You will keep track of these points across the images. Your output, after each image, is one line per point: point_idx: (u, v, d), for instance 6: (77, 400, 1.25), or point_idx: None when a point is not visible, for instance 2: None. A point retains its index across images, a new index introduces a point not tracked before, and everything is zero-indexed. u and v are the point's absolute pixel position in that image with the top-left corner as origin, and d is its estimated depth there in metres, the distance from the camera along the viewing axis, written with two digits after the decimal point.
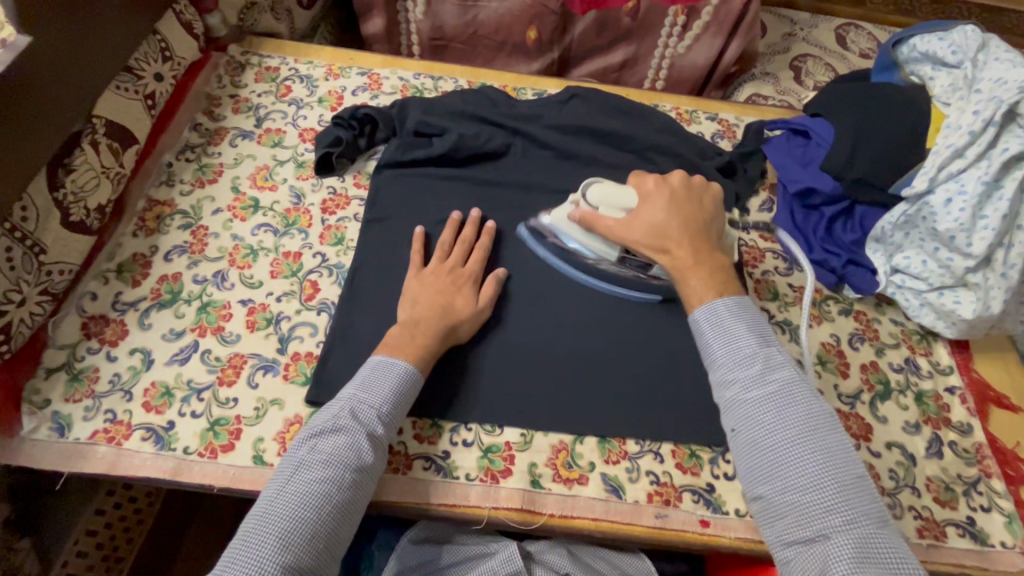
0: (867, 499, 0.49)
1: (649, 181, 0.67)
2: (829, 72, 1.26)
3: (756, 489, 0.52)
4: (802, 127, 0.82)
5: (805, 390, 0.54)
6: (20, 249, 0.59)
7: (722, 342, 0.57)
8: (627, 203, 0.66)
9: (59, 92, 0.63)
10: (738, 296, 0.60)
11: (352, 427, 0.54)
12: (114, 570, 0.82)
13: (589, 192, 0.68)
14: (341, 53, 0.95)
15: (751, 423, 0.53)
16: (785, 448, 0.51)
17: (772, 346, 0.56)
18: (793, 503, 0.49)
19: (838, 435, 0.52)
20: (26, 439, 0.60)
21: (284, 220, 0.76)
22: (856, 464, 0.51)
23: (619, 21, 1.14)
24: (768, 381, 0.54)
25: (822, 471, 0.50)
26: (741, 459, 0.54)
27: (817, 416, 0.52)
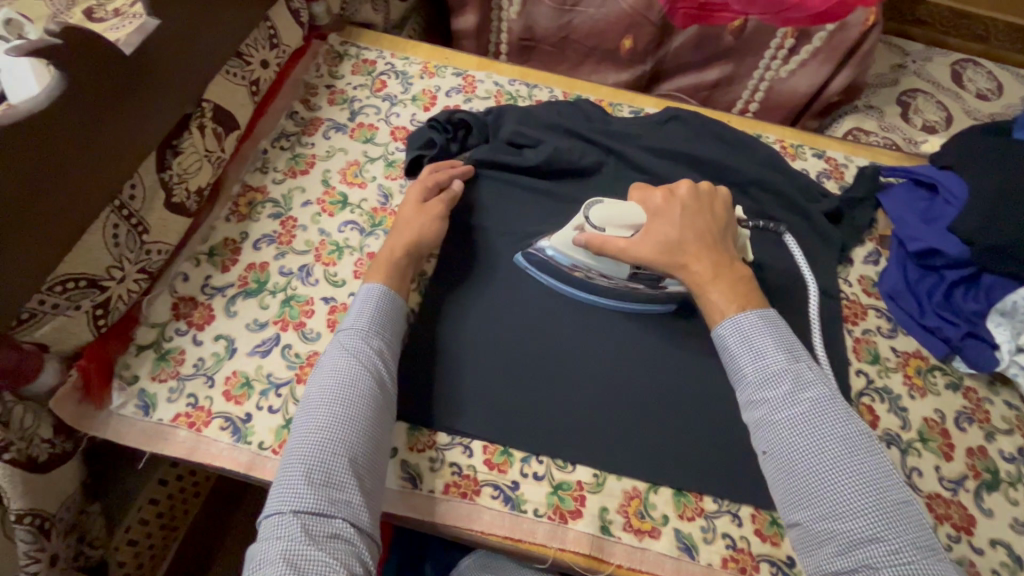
0: (914, 525, 0.47)
1: (658, 194, 0.65)
2: (942, 111, 1.16)
3: (792, 516, 0.51)
4: (928, 179, 0.77)
5: (837, 407, 0.52)
6: (125, 227, 0.60)
7: (749, 359, 0.56)
8: (634, 218, 0.64)
9: (176, 72, 0.63)
10: (763, 308, 0.59)
11: (353, 384, 0.54)
12: (170, 537, 0.83)
13: (590, 214, 0.65)
14: (438, 51, 0.93)
15: (783, 446, 0.52)
16: (820, 471, 0.50)
17: (801, 362, 0.55)
18: (832, 530, 0.48)
19: (877, 454, 0.50)
20: (113, 413, 0.61)
21: (370, 219, 0.75)
22: (898, 485, 0.49)
23: (721, 39, 1.05)
24: (799, 400, 0.53)
25: (860, 495, 0.48)
26: (776, 485, 0.53)
27: (853, 435, 0.51)
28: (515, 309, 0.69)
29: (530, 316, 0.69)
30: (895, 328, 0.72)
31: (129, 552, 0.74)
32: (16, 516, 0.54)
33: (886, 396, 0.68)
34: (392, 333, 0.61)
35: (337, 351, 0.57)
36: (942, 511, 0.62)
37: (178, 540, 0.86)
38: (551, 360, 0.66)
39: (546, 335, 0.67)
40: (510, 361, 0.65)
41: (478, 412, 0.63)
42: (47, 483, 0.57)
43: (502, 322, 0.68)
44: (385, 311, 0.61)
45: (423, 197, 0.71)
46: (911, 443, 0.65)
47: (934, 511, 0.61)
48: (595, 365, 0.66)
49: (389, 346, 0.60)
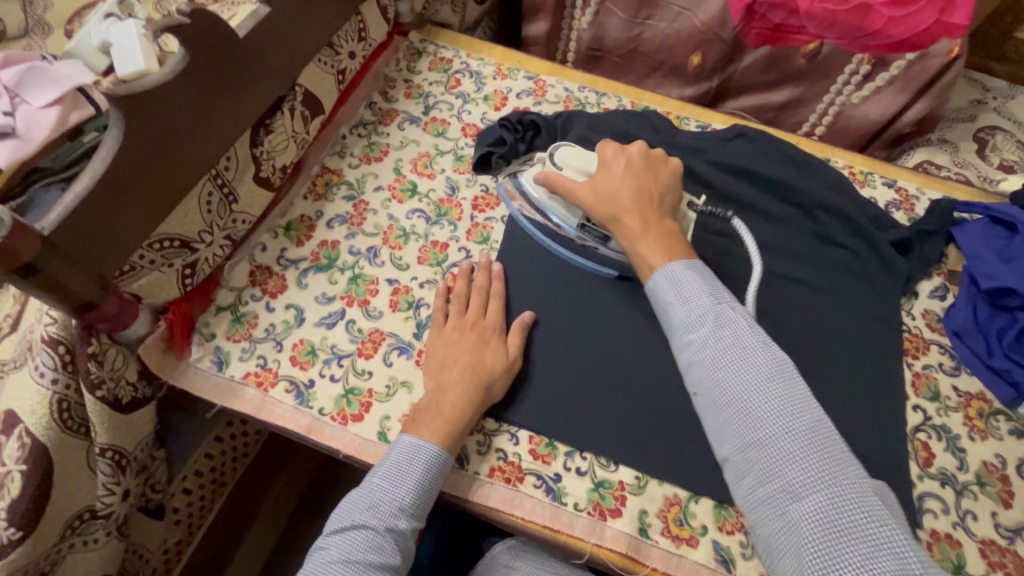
0: (828, 444, 0.51)
1: (611, 148, 0.70)
2: (1021, 150, 1.07)
3: (721, 451, 0.55)
4: (1008, 218, 0.74)
5: (756, 341, 0.56)
6: (218, 195, 0.65)
7: (677, 303, 0.60)
8: (588, 165, 0.69)
9: (280, 57, 0.68)
10: (691, 258, 0.63)
11: (371, 548, 0.52)
12: (219, 492, 0.87)
13: (554, 153, 0.70)
14: (512, 54, 0.96)
15: (707, 384, 0.56)
16: (741, 406, 0.54)
17: (724, 303, 0.59)
18: (755, 459, 0.52)
19: (791, 381, 0.54)
20: (190, 365, 0.66)
21: (436, 209, 0.78)
22: (812, 408, 0.53)
23: (793, 61, 1.04)
24: (719, 337, 0.57)
25: (778, 423, 0.52)
26: (708, 423, 0.57)
27: (770, 366, 0.55)
28: (569, 308, 0.70)
29: (584, 317, 0.70)
30: (958, 366, 0.70)
31: (181, 499, 0.78)
32: (101, 449, 0.59)
33: (943, 434, 0.66)
34: (428, 504, 0.57)
35: (366, 521, 0.54)
36: (995, 559, 0.60)
37: (225, 495, 0.90)
38: (600, 361, 0.67)
39: (599, 336, 0.68)
40: (558, 357, 0.67)
41: (526, 404, 0.64)
42: (128, 422, 0.62)
43: (557, 317, 0.69)
44: (429, 480, 0.56)
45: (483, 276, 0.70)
46: (967, 485, 0.63)
47: (987, 558, 0.60)
48: (643, 369, 0.66)
49: (419, 520, 0.56)
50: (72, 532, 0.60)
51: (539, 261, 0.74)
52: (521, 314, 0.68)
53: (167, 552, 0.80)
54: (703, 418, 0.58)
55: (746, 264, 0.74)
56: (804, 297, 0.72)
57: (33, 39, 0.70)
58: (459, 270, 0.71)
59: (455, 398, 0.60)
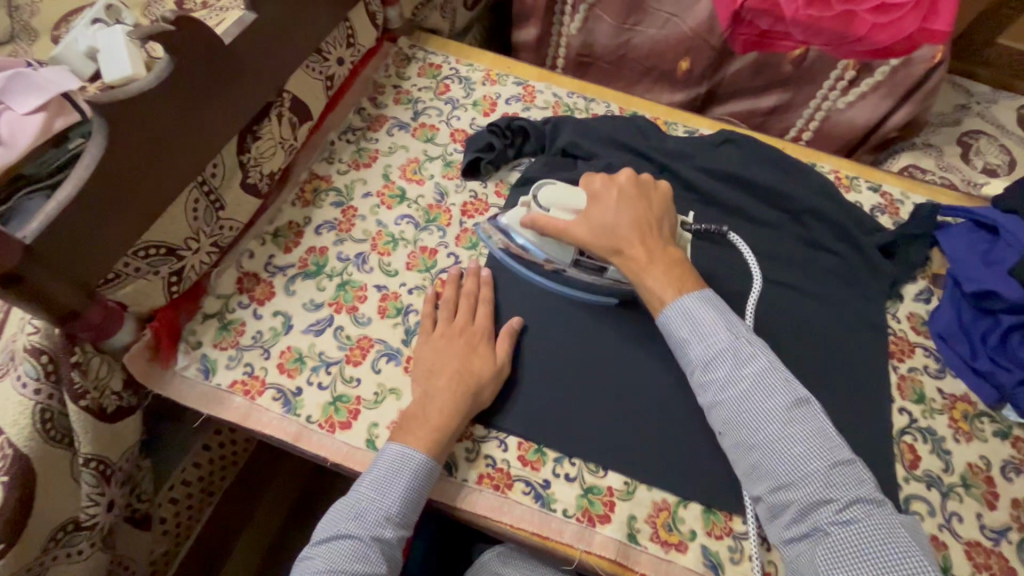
0: (854, 480, 0.52)
1: (598, 179, 0.68)
2: (1004, 154, 1.09)
3: (752, 489, 0.56)
4: (990, 222, 0.76)
5: (776, 377, 0.56)
6: (205, 202, 0.65)
7: (696, 341, 0.59)
8: (577, 201, 0.67)
9: (267, 63, 0.68)
10: (701, 288, 0.62)
11: (356, 558, 0.52)
12: (207, 501, 0.86)
13: (539, 194, 0.67)
14: (501, 60, 0.96)
15: (733, 425, 0.56)
16: (770, 448, 0.54)
17: (743, 339, 0.58)
18: (788, 501, 0.53)
19: (813, 416, 0.54)
20: (177, 374, 0.66)
21: (425, 215, 0.78)
22: (836, 443, 0.53)
23: (780, 67, 1.05)
24: (741, 376, 0.57)
25: (806, 462, 0.52)
26: (736, 461, 0.57)
27: (793, 403, 0.55)
28: (557, 313, 0.70)
29: (573, 322, 0.70)
30: (943, 368, 0.71)
31: (168, 509, 0.77)
32: (85, 459, 0.59)
33: (929, 437, 0.67)
34: (415, 513, 0.57)
35: (352, 531, 0.53)
36: (980, 560, 0.60)
37: (213, 505, 0.89)
38: (589, 367, 0.67)
39: (588, 341, 0.69)
40: (546, 362, 0.67)
41: (515, 411, 0.64)
42: (113, 432, 0.61)
43: (546, 323, 0.70)
44: (416, 488, 0.56)
45: (472, 282, 0.70)
46: (952, 487, 0.64)
47: (973, 559, 0.60)
48: (632, 374, 0.67)
49: (405, 529, 0.56)
50: (55, 544, 0.59)
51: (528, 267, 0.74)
52: (510, 320, 0.68)
53: (154, 563, 0.79)
54: (729, 455, 0.58)
55: (732, 268, 0.74)
56: (791, 301, 0.73)
57: (18, 45, 0.69)
58: (447, 276, 0.71)
59: (443, 405, 0.60)
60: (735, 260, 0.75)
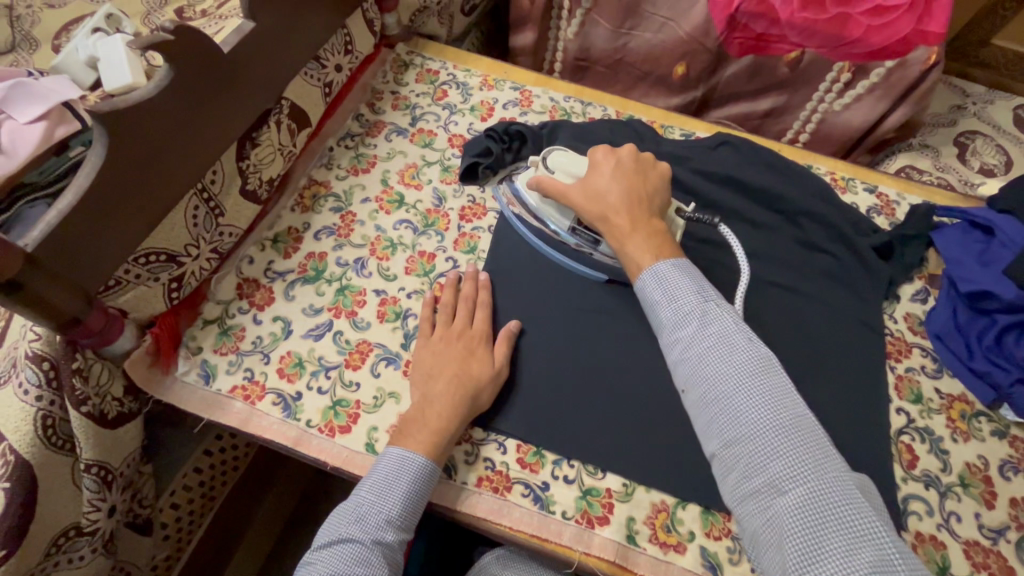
0: (811, 439, 0.51)
1: (603, 150, 0.71)
2: (1000, 155, 1.09)
3: (708, 447, 0.56)
4: (986, 222, 0.76)
5: (743, 339, 0.57)
6: (204, 209, 0.65)
7: (665, 301, 0.60)
8: (579, 168, 0.70)
9: (265, 71, 0.68)
10: (677, 257, 0.64)
11: (358, 562, 0.52)
12: (208, 506, 0.87)
13: (547, 157, 0.72)
14: (498, 65, 0.96)
15: (693, 381, 0.57)
16: (728, 402, 0.54)
17: (711, 302, 0.59)
18: (740, 455, 0.52)
19: (776, 377, 0.55)
20: (177, 379, 0.66)
21: (424, 219, 0.79)
22: (796, 405, 0.53)
23: (776, 70, 1.05)
24: (705, 335, 0.57)
25: (762, 418, 0.52)
26: (695, 419, 0.57)
27: (756, 363, 0.55)
28: (556, 316, 0.71)
29: (571, 325, 0.70)
30: (940, 368, 0.71)
31: (169, 515, 0.78)
32: (86, 465, 0.59)
33: (927, 436, 0.67)
34: (416, 516, 0.57)
35: (354, 535, 0.53)
36: (979, 560, 0.60)
37: (215, 510, 0.89)
38: (587, 370, 0.67)
39: (586, 344, 0.69)
40: (545, 366, 0.67)
41: (514, 413, 0.64)
42: (114, 438, 0.61)
43: (544, 326, 0.70)
44: (416, 491, 0.56)
45: (470, 286, 0.70)
46: (951, 487, 0.64)
47: (972, 559, 0.60)
48: (629, 377, 0.67)
49: (406, 532, 0.56)
50: (57, 549, 0.59)
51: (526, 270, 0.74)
52: (508, 323, 0.68)
53: (156, 568, 0.80)
54: (690, 415, 0.58)
55: (729, 270, 0.75)
56: (788, 303, 0.73)
57: (20, 55, 0.70)
58: (446, 280, 0.72)
59: (441, 408, 0.60)
60: (732, 262, 0.75)
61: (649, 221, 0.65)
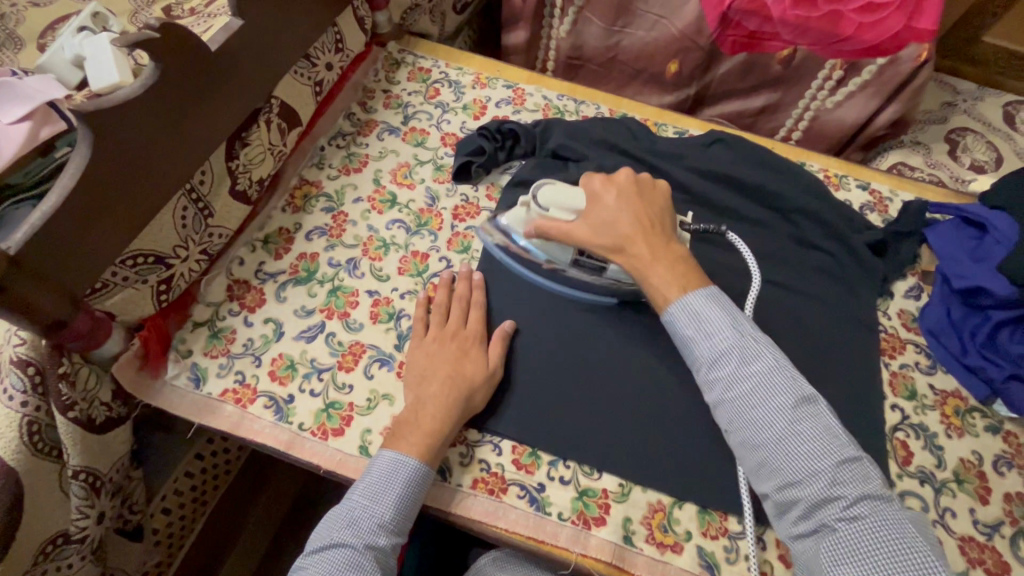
0: (862, 478, 0.51)
1: (597, 179, 0.68)
2: (991, 151, 1.10)
3: (760, 487, 0.56)
4: (980, 219, 0.75)
5: (782, 375, 0.56)
6: (193, 210, 0.64)
7: (701, 339, 0.59)
8: (575, 200, 0.66)
9: (254, 70, 0.67)
10: (707, 286, 0.62)
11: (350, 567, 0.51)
12: (200, 511, 0.86)
13: (539, 194, 0.67)
14: (491, 63, 0.96)
15: (738, 423, 0.56)
16: (776, 445, 0.54)
17: (748, 336, 0.58)
18: (794, 499, 0.53)
19: (821, 414, 0.54)
20: (167, 383, 0.65)
21: (416, 219, 0.78)
22: (843, 440, 0.53)
23: (768, 67, 1.05)
24: (746, 375, 0.56)
25: (813, 460, 0.52)
26: (742, 459, 0.57)
27: (799, 401, 0.54)
28: (551, 316, 0.70)
29: (566, 324, 0.70)
30: (934, 365, 0.71)
31: (160, 520, 0.77)
32: (73, 471, 0.58)
33: (921, 433, 0.67)
34: (409, 519, 0.56)
35: (347, 540, 0.53)
36: (974, 555, 0.61)
37: (207, 515, 0.88)
38: (582, 370, 0.67)
39: (581, 343, 0.69)
40: (539, 366, 0.67)
41: (508, 414, 0.64)
42: (102, 443, 0.60)
43: (539, 326, 0.70)
44: (410, 494, 0.56)
45: (464, 286, 0.70)
46: (945, 483, 0.64)
47: (967, 554, 0.61)
48: (625, 376, 0.67)
49: (399, 536, 0.55)
50: (45, 557, 0.58)
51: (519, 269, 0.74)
52: (502, 323, 0.68)
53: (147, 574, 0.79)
54: (736, 454, 0.58)
55: (724, 268, 0.75)
56: (783, 300, 0.73)
57: (2, 53, 0.69)
58: (439, 280, 0.71)
59: (435, 411, 0.59)
60: (727, 261, 0.75)
61: (640, 219, 0.64)
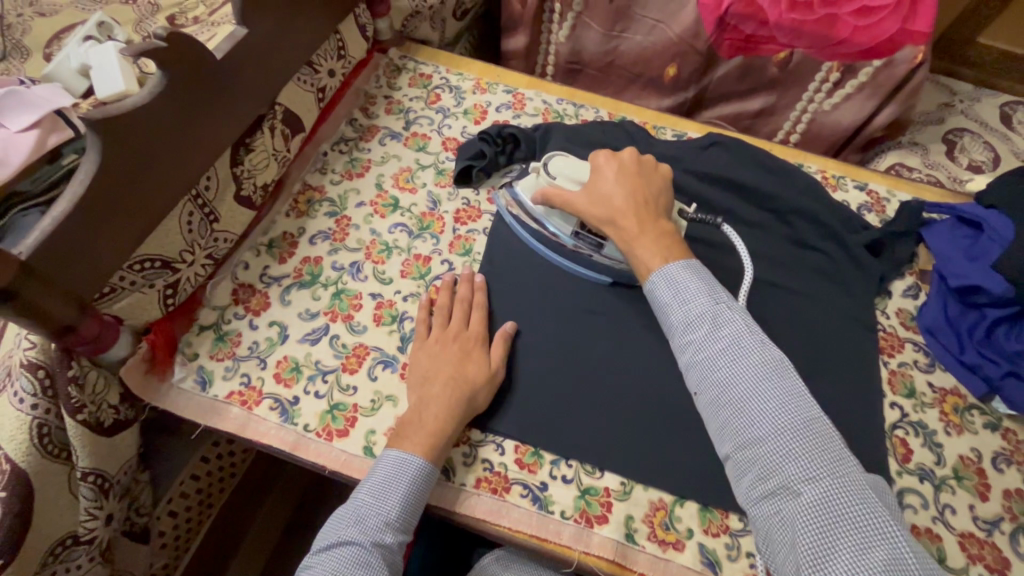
0: (824, 441, 0.52)
1: (604, 155, 0.71)
2: (988, 152, 1.11)
3: (722, 448, 0.56)
4: (975, 218, 0.76)
5: (753, 341, 0.57)
6: (199, 215, 0.65)
7: (676, 303, 0.61)
8: (581, 174, 0.71)
9: (258, 77, 0.68)
10: (688, 258, 0.64)
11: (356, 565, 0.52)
12: (205, 513, 0.86)
13: (549, 162, 0.73)
14: (491, 68, 0.97)
15: (706, 383, 0.57)
16: (741, 404, 0.55)
17: (723, 304, 0.60)
18: (753, 457, 0.53)
19: (789, 379, 0.55)
20: (173, 386, 0.66)
21: (418, 222, 0.79)
22: (809, 405, 0.54)
23: (766, 70, 1.06)
24: (717, 338, 0.58)
25: (775, 420, 0.53)
26: (708, 421, 0.58)
27: (767, 365, 0.56)
28: (551, 316, 0.71)
29: (567, 325, 0.71)
30: (932, 363, 0.72)
31: (166, 523, 0.77)
32: (82, 473, 0.58)
33: (920, 430, 0.68)
34: (415, 518, 0.57)
35: (352, 538, 0.53)
36: (974, 551, 0.61)
37: (211, 518, 0.89)
38: (587, 369, 0.67)
39: (582, 344, 0.69)
40: (541, 367, 0.67)
41: (511, 414, 0.65)
42: (110, 446, 0.61)
43: (541, 327, 0.70)
44: (415, 493, 0.56)
45: (466, 288, 0.71)
46: (945, 480, 0.65)
47: (967, 551, 0.61)
48: (626, 376, 0.67)
49: (405, 535, 0.56)
50: (53, 559, 0.59)
51: (521, 271, 0.75)
52: (504, 324, 0.69)
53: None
54: (704, 417, 0.59)
55: (723, 269, 0.75)
56: (782, 300, 0.74)
57: (11, 63, 0.70)
58: (441, 283, 0.72)
59: (438, 411, 0.60)
60: (726, 261, 0.76)
61: (638, 220, 0.65)
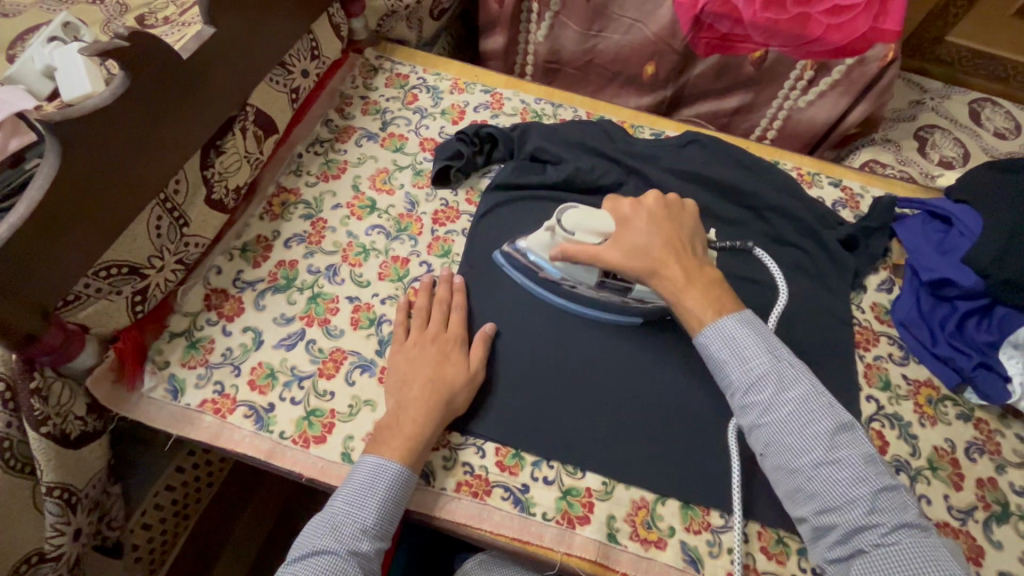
0: (900, 506, 0.52)
1: (625, 203, 0.68)
2: (959, 148, 1.13)
3: (795, 511, 0.55)
4: (944, 213, 0.78)
5: (820, 402, 0.56)
6: (168, 219, 0.64)
7: (736, 362, 0.59)
8: (604, 227, 0.66)
9: (228, 78, 0.67)
10: (740, 310, 0.62)
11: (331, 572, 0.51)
12: (183, 524, 0.84)
13: (564, 218, 0.66)
14: (468, 68, 0.96)
15: (775, 447, 0.56)
16: (814, 469, 0.54)
17: (785, 361, 0.58)
18: (831, 525, 0.52)
19: (858, 442, 0.54)
20: (144, 396, 0.64)
21: (396, 224, 0.78)
22: (880, 468, 0.53)
23: (742, 68, 1.07)
24: (784, 400, 0.56)
25: (849, 485, 0.52)
26: (777, 483, 0.57)
27: (836, 428, 0.55)
28: (530, 316, 0.71)
29: (548, 326, 0.70)
30: (907, 356, 0.73)
31: (141, 535, 0.75)
32: (47, 488, 0.56)
33: (895, 422, 0.69)
34: (393, 524, 0.56)
35: (328, 546, 0.52)
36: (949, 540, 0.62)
37: (189, 529, 0.87)
38: (568, 370, 0.67)
39: (562, 344, 0.69)
40: (520, 368, 0.67)
41: (492, 416, 0.64)
42: (77, 458, 0.59)
43: (520, 328, 0.70)
44: (393, 499, 0.56)
45: (445, 289, 0.70)
46: (920, 470, 0.66)
47: None
48: (607, 375, 0.67)
49: (382, 541, 0.55)
50: None
51: (500, 271, 0.74)
52: (484, 325, 0.68)
53: None
54: (770, 477, 0.58)
55: None
56: (759, 296, 0.74)
57: None
58: (419, 284, 0.71)
59: (416, 415, 0.59)
60: None
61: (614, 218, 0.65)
